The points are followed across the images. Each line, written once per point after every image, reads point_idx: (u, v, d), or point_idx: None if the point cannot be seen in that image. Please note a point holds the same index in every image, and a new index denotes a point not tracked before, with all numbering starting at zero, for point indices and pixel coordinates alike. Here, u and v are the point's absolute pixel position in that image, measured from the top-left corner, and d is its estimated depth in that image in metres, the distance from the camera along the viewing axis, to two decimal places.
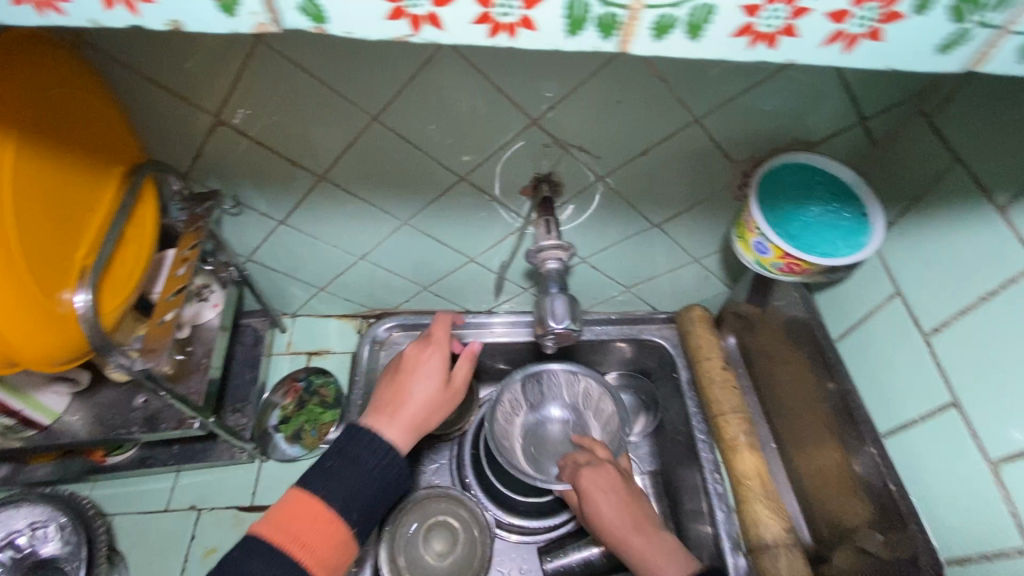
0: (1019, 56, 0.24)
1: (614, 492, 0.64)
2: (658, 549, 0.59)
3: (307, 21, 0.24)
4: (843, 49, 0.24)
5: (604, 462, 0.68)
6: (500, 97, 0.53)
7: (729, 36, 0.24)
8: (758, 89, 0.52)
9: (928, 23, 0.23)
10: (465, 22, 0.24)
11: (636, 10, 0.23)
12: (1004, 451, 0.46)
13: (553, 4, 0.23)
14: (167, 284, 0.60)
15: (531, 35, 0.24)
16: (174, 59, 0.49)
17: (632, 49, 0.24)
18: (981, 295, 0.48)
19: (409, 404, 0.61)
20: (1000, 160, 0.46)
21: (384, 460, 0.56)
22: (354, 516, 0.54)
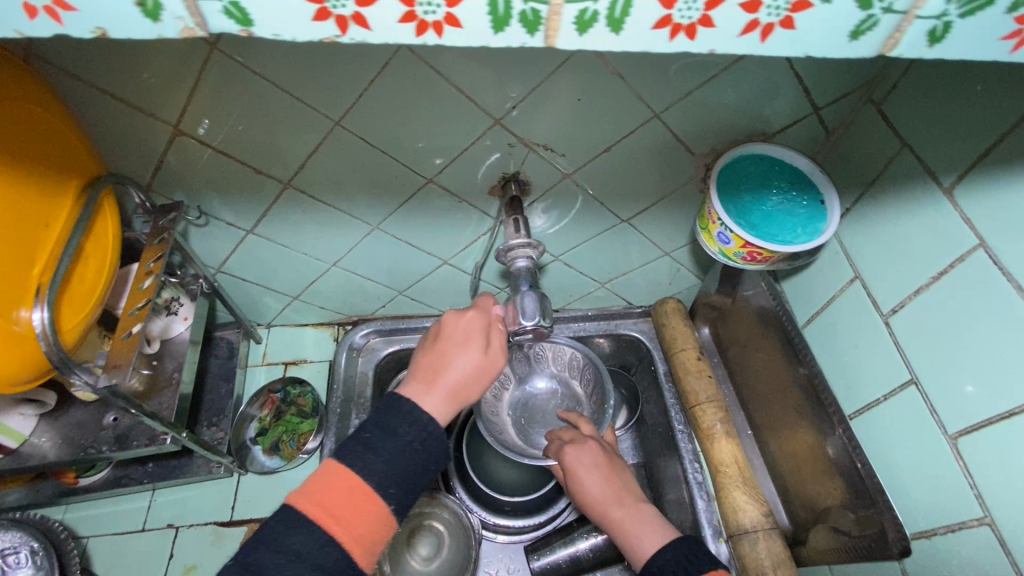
0: (929, 41, 0.25)
1: (597, 467, 0.65)
2: (640, 519, 0.59)
3: (233, 25, 0.24)
4: (759, 38, 0.25)
5: (587, 439, 0.69)
6: (461, 97, 0.53)
7: (650, 29, 0.24)
8: (715, 82, 0.53)
9: (837, 11, 0.23)
10: (392, 22, 0.24)
11: (556, 6, 0.23)
12: (961, 425, 0.48)
13: (475, 1, 0.23)
14: (131, 298, 0.59)
15: (456, 32, 0.24)
16: (130, 70, 0.48)
17: (558, 44, 0.25)
18: (932, 275, 0.49)
19: (450, 373, 0.57)
20: (945, 144, 0.48)
21: (425, 431, 0.53)
22: (393, 490, 0.51)
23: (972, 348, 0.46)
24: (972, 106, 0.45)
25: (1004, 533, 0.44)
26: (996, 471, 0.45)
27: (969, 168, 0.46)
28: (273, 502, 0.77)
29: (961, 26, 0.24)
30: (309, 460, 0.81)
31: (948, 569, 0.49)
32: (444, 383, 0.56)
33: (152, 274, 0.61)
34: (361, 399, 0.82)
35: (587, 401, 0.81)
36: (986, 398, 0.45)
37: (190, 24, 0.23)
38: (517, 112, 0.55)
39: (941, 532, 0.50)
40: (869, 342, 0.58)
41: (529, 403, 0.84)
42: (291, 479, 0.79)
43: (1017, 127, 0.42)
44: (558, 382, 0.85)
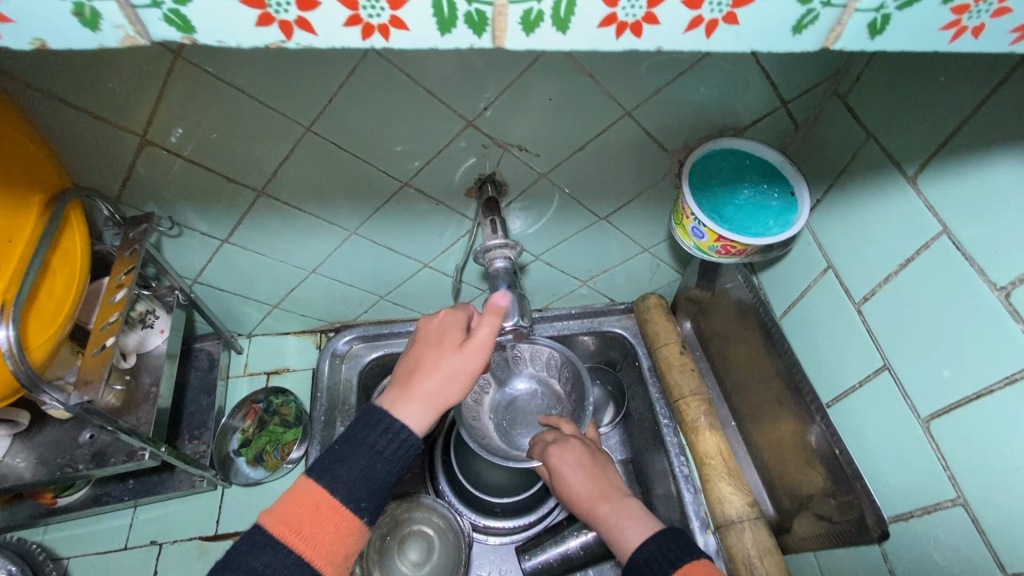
0: (870, 33, 0.25)
1: (581, 465, 0.66)
2: (627, 511, 0.60)
3: (176, 32, 0.23)
4: (705, 34, 0.25)
5: (570, 438, 0.70)
6: (432, 99, 0.53)
7: (596, 28, 0.24)
8: (684, 78, 0.53)
9: (777, 6, 0.24)
10: (337, 26, 0.24)
11: (501, 6, 0.23)
12: (932, 408, 0.48)
13: (420, 2, 0.23)
14: (101, 312, 0.58)
15: (403, 34, 0.24)
16: (94, 80, 0.47)
17: (506, 45, 0.25)
18: (900, 262, 0.50)
19: (426, 378, 0.55)
20: (908, 133, 0.49)
21: (397, 442, 0.53)
22: (362, 504, 0.52)
23: (940, 332, 0.47)
24: (933, 96, 0.46)
25: (976, 512, 0.45)
26: (967, 451, 0.46)
27: (931, 156, 0.47)
28: (259, 513, 0.77)
29: (899, 17, 0.24)
30: (295, 469, 0.80)
31: (925, 550, 0.50)
32: (417, 390, 0.55)
33: (123, 287, 0.60)
34: (346, 406, 0.81)
35: (568, 401, 0.82)
36: (955, 381, 0.46)
37: (131, 32, 0.23)
38: (489, 113, 0.55)
39: (917, 513, 0.51)
40: (843, 331, 0.59)
41: (512, 404, 0.85)
42: (277, 490, 0.78)
43: (975, 115, 0.43)
44: (540, 382, 0.85)
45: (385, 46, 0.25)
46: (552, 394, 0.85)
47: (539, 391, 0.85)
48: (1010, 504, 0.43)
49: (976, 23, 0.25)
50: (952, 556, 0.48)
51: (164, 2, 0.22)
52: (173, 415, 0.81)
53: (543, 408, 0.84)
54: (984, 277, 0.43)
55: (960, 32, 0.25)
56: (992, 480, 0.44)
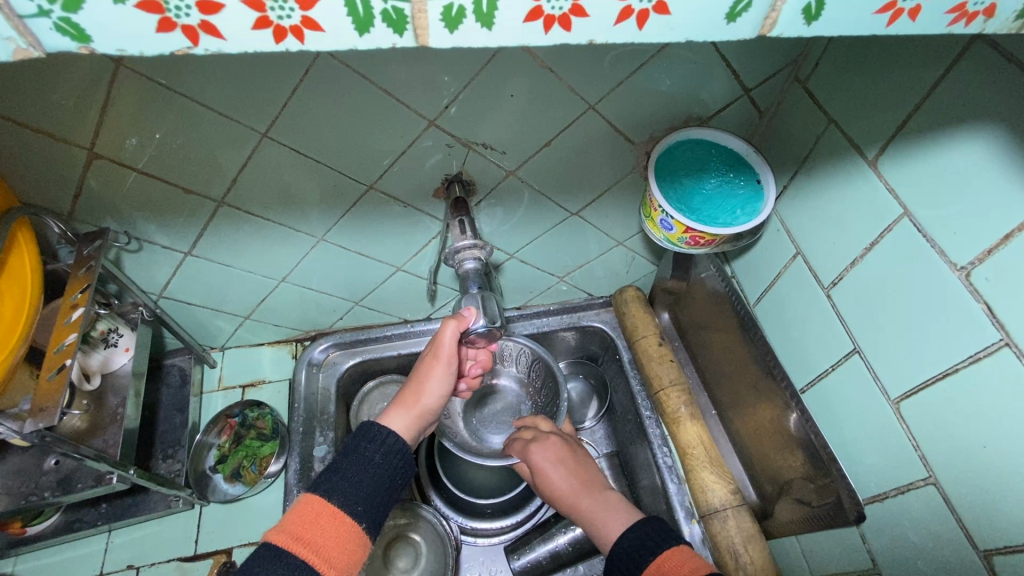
0: (806, 19, 0.25)
1: (560, 460, 0.66)
2: (603, 503, 0.60)
3: (71, 42, 0.22)
4: (636, 25, 0.24)
5: (549, 435, 0.70)
6: (390, 99, 0.52)
7: (524, 21, 0.24)
8: (647, 69, 0.53)
9: None
10: (247, 29, 0.23)
11: (419, 4, 0.23)
12: (901, 389, 0.49)
13: (333, 3, 0.22)
14: (56, 334, 0.56)
15: (318, 36, 0.23)
16: (35, 93, 0.45)
17: (431, 42, 0.24)
18: (865, 247, 0.51)
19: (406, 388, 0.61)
20: (868, 118, 0.49)
21: (387, 445, 0.56)
22: (360, 508, 0.51)
23: (906, 312, 0.48)
24: (888, 79, 0.46)
25: (946, 491, 0.46)
26: (937, 431, 0.46)
27: (890, 139, 0.47)
28: (238, 530, 0.75)
29: (835, 2, 0.24)
30: (275, 482, 0.79)
31: (901, 530, 0.51)
32: (402, 398, 0.61)
33: (79, 306, 0.58)
34: (325, 416, 0.80)
35: (542, 398, 0.82)
36: (921, 361, 0.47)
37: (22, 44, 0.22)
38: (452, 110, 0.54)
39: (892, 494, 0.51)
40: (814, 316, 0.59)
41: (488, 400, 0.85)
42: (257, 505, 0.77)
43: (930, 97, 0.43)
44: (517, 380, 0.85)
45: (302, 49, 0.24)
46: (529, 391, 0.85)
47: (519, 391, 0.85)
48: (977, 481, 0.43)
49: (911, 5, 0.24)
50: (925, 534, 0.48)
51: (52, 11, 0.21)
52: (145, 435, 0.79)
53: (521, 406, 0.84)
54: (945, 257, 0.43)
55: (897, 15, 0.25)
56: (961, 458, 0.44)
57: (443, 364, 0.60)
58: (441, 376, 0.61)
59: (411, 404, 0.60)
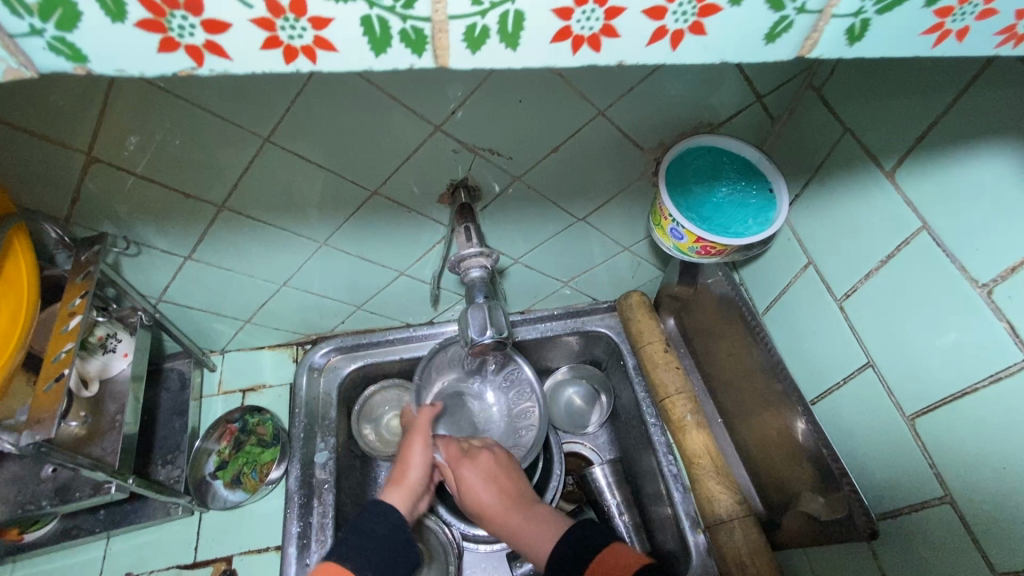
0: (848, 40, 0.24)
1: (490, 477, 0.65)
2: (535, 523, 0.61)
3: (66, 61, 0.22)
4: (671, 46, 0.24)
5: (479, 450, 0.68)
6: (396, 105, 0.50)
7: (551, 42, 0.24)
8: (658, 75, 0.51)
9: (744, 15, 0.23)
10: (256, 49, 0.23)
11: (440, 22, 0.22)
12: (918, 405, 0.48)
13: (349, 23, 0.22)
14: (53, 342, 0.55)
15: (331, 56, 0.23)
16: (31, 97, 0.44)
17: (451, 63, 0.24)
18: (880, 259, 0.50)
19: (401, 469, 0.67)
20: (885, 128, 0.48)
21: (389, 524, 0.61)
22: (369, 572, 0.57)
23: (923, 326, 0.47)
24: (904, 89, 0.45)
25: (961, 509, 0.45)
26: (954, 449, 0.45)
27: (909, 150, 0.46)
28: (238, 537, 0.74)
29: (879, 21, 0.24)
30: (276, 489, 0.78)
31: (914, 547, 0.50)
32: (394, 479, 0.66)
33: (76, 313, 0.57)
34: (326, 421, 0.79)
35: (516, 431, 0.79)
36: (938, 378, 0.46)
37: (14, 64, 0.22)
38: (459, 115, 0.53)
39: (905, 511, 0.51)
40: (826, 327, 0.58)
41: (461, 405, 0.81)
42: (256, 512, 0.76)
43: (951, 108, 0.42)
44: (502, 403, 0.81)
45: (314, 69, 0.24)
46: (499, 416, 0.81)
47: (492, 411, 0.81)
48: (992, 501, 0.42)
49: (962, 26, 0.24)
50: (939, 553, 0.47)
51: (45, 30, 0.21)
52: (144, 440, 0.78)
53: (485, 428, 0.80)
54: (966, 273, 0.42)
55: (946, 36, 0.24)
56: (978, 478, 0.43)
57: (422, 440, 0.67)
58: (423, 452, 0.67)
59: (400, 479, 0.66)
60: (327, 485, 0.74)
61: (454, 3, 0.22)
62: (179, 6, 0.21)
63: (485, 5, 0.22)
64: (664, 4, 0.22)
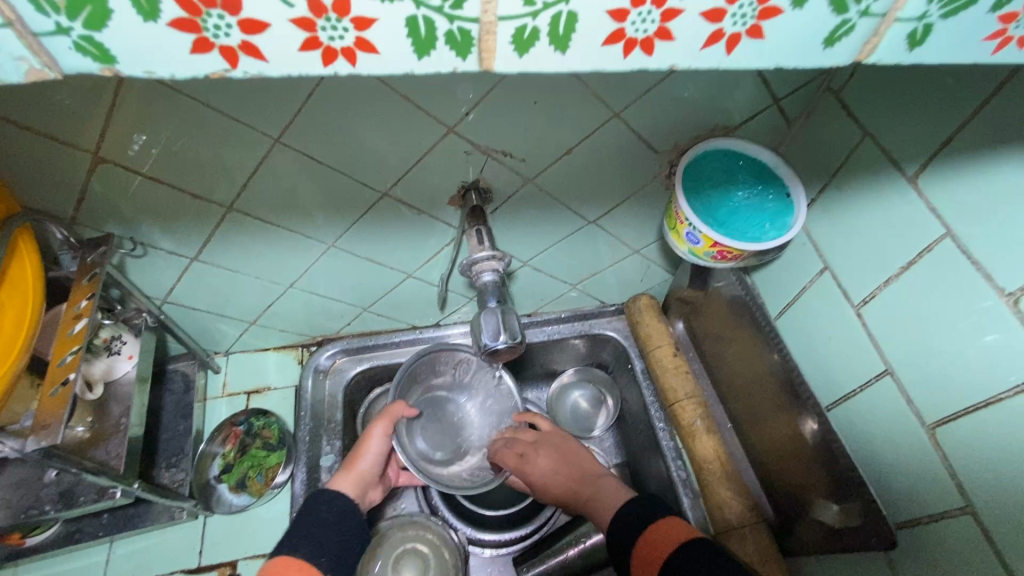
0: (908, 44, 0.24)
1: (557, 464, 0.71)
2: (601, 491, 0.66)
3: (93, 62, 0.21)
4: (725, 50, 0.24)
5: (535, 447, 0.72)
6: (410, 106, 0.49)
7: (602, 45, 0.23)
8: (676, 77, 0.50)
9: (804, 19, 0.23)
10: (293, 50, 0.22)
11: (489, 24, 0.22)
12: (938, 415, 0.47)
13: (393, 23, 0.22)
14: (58, 346, 0.54)
15: (372, 58, 0.23)
16: (43, 96, 0.43)
17: (496, 67, 0.24)
18: (901, 266, 0.49)
19: (361, 456, 0.69)
20: (908, 133, 0.47)
21: (339, 508, 0.62)
22: (325, 560, 0.57)
23: (944, 334, 0.46)
24: (928, 95, 0.44)
25: (983, 520, 0.44)
26: (976, 459, 0.45)
27: (932, 157, 0.45)
28: (243, 542, 0.73)
29: (942, 27, 0.23)
30: (281, 492, 0.77)
31: (933, 557, 0.49)
32: (349, 466, 0.68)
33: (82, 316, 0.56)
34: (331, 423, 0.78)
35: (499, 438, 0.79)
36: (961, 387, 0.45)
37: (37, 64, 0.21)
38: (473, 116, 0.52)
39: (924, 521, 0.50)
40: (843, 333, 0.57)
41: (440, 412, 0.80)
42: (262, 516, 0.75)
43: (979, 114, 0.41)
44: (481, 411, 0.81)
45: (352, 72, 0.23)
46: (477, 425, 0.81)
47: (471, 419, 0.81)
48: (1015, 513, 0.42)
49: (1022, 33, 0.24)
50: (959, 565, 0.47)
51: (72, 28, 0.20)
52: (148, 443, 0.77)
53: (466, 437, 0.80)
54: (992, 282, 0.42)
55: (1005, 42, 0.24)
56: (1001, 490, 0.43)
57: (382, 426, 0.70)
58: (382, 438, 0.70)
59: (352, 466, 0.68)
60: None
61: (505, 4, 0.21)
62: (216, 5, 0.20)
63: (538, 6, 0.21)
64: (724, 7, 0.22)
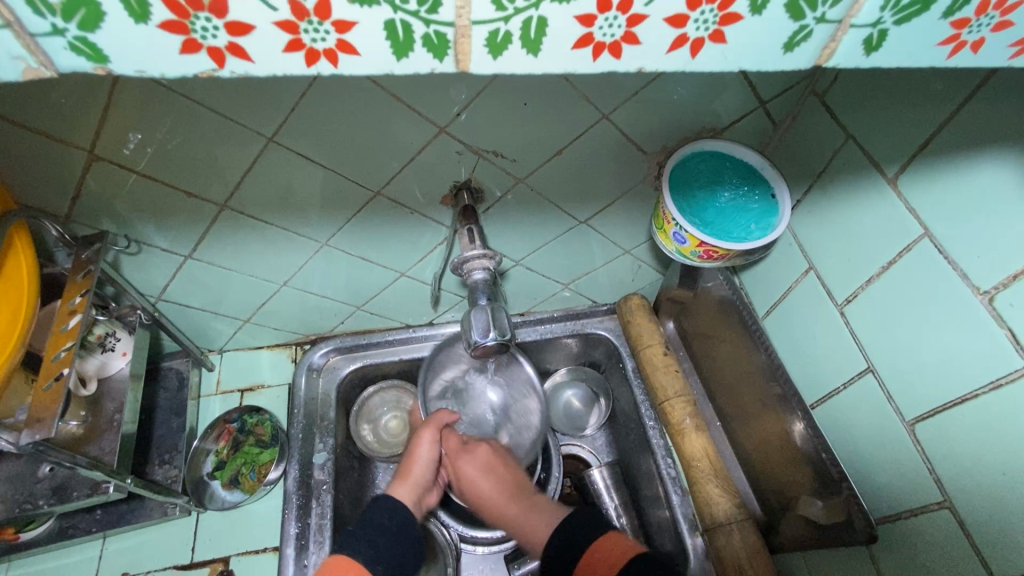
0: (866, 49, 0.25)
1: (489, 467, 0.67)
2: (536, 510, 0.64)
3: (86, 61, 0.22)
4: (690, 54, 0.24)
5: (478, 442, 0.69)
6: (400, 105, 0.50)
7: (572, 48, 0.24)
8: (663, 78, 0.51)
9: (764, 22, 0.24)
10: (277, 52, 0.23)
11: (463, 28, 0.23)
12: (917, 411, 0.49)
13: (373, 26, 0.22)
14: (53, 341, 0.55)
15: (353, 59, 0.24)
16: (34, 92, 0.43)
17: (472, 68, 0.25)
18: (882, 265, 0.50)
19: (413, 464, 0.67)
20: (887, 135, 0.48)
21: (400, 518, 0.61)
22: (382, 567, 0.57)
23: (924, 332, 0.47)
24: (906, 99, 0.46)
25: (961, 514, 0.45)
26: (953, 455, 0.46)
27: (912, 157, 0.46)
28: (235, 538, 0.74)
29: (897, 32, 0.24)
30: (273, 489, 0.77)
31: (913, 551, 0.50)
32: (403, 474, 0.66)
33: (77, 312, 0.56)
34: (324, 421, 0.79)
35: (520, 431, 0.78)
36: (939, 384, 0.46)
37: (33, 63, 0.22)
38: (463, 117, 0.52)
39: (904, 516, 0.51)
40: (827, 332, 0.59)
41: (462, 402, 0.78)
42: (255, 513, 0.75)
43: (954, 118, 0.42)
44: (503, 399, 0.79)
45: (334, 72, 0.24)
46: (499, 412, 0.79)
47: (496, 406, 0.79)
48: (989, 506, 0.43)
49: (976, 38, 0.25)
50: (937, 558, 0.48)
51: (67, 30, 0.21)
52: (142, 440, 0.78)
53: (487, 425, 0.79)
54: (967, 281, 0.43)
55: (960, 47, 0.25)
56: (979, 484, 0.44)
57: (431, 434, 0.68)
58: (428, 445, 0.69)
59: (406, 475, 0.67)
60: (326, 485, 0.74)
61: (478, 9, 0.22)
62: (203, 8, 0.21)
63: (510, 11, 0.22)
64: (687, 12, 0.23)
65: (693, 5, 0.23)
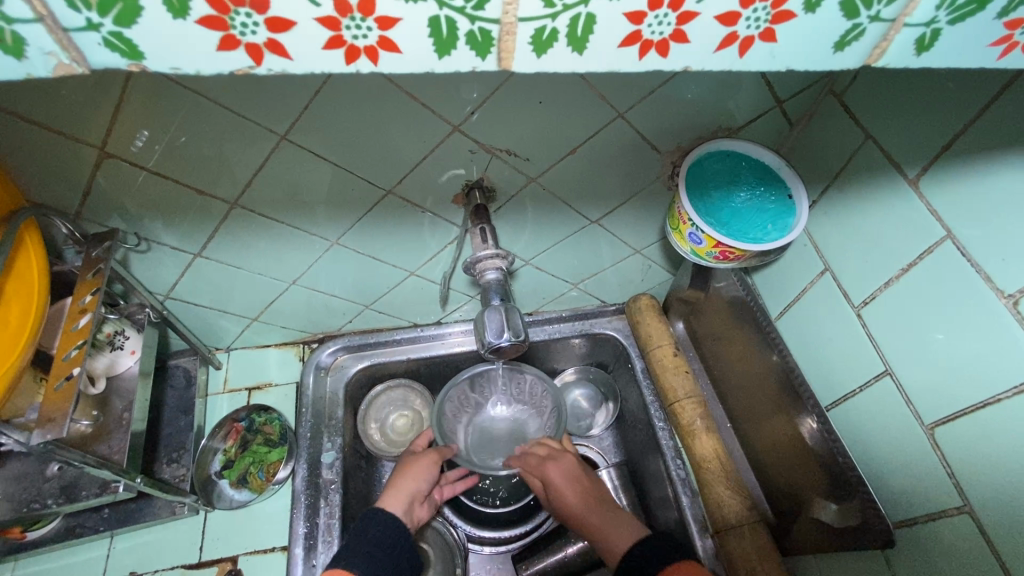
0: (917, 49, 0.24)
1: (574, 479, 0.69)
2: (621, 521, 0.64)
3: (120, 58, 0.22)
4: (738, 53, 0.24)
5: (565, 452, 0.72)
6: (414, 102, 0.50)
7: (618, 46, 0.24)
8: (679, 78, 0.51)
9: (815, 20, 0.23)
10: (317, 49, 0.22)
11: (508, 25, 0.22)
12: (937, 415, 0.48)
13: (416, 23, 0.22)
14: (64, 340, 0.55)
15: (393, 57, 0.23)
16: (49, 88, 0.42)
17: (513, 66, 0.24)
18: (902, 268, 0.50)
19: (406, 479, 0.69)
20: (909, 136, 0.47)
21: (391, 529, 0.63)
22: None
23: (946, 335, 0.46)
24: (928, 99, 0.45)
25: (981, 520, 0.45)
26: (975, 460, 0.45)
27: (933, 159, 0.46)
28: (244, 537, 0.73)
29: (949, 32, 0.24)
30: (281, 489, 0.77)
31: (931, 556, 0.50)
32: (395, 487, 0.68)
33: (87, 311, 0.56)
34: (332, 421, 0.78)
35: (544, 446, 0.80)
36: (959, 388, 0.46)
37: (65, 59, 0.21)
38: (477, 116, 0.52)
39: (922, 520, 0.51)
40: (842, 334, 0.58)
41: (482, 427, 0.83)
42: (263, 512, 0.75)
43: (979, 119, 0.42)
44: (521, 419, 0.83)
45: (373, 70, 0.24)
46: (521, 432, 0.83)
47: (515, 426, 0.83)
48: (1011, 511, 0.42)
49: None
50: (956, 563, 0.47)
51: (102, 25, 0.20)
52: (149, 438, 0.77)
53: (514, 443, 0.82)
54: (991, 284, 0.42)
55: (1011, 48, 0.24)
56: (1000, 490, 0.43)
57: (433, 456, 0.72)
58: (428, 466, 0.72)
59: (400, 487, 0.69)
60: (334, 485, 0.73)
61: (526, 5, 0.22)
62: (245, 4, 0.20)
63: (557, 7, 0.22)
64: (738, 9, 0.22)
65: (744, 2, 0.22)
